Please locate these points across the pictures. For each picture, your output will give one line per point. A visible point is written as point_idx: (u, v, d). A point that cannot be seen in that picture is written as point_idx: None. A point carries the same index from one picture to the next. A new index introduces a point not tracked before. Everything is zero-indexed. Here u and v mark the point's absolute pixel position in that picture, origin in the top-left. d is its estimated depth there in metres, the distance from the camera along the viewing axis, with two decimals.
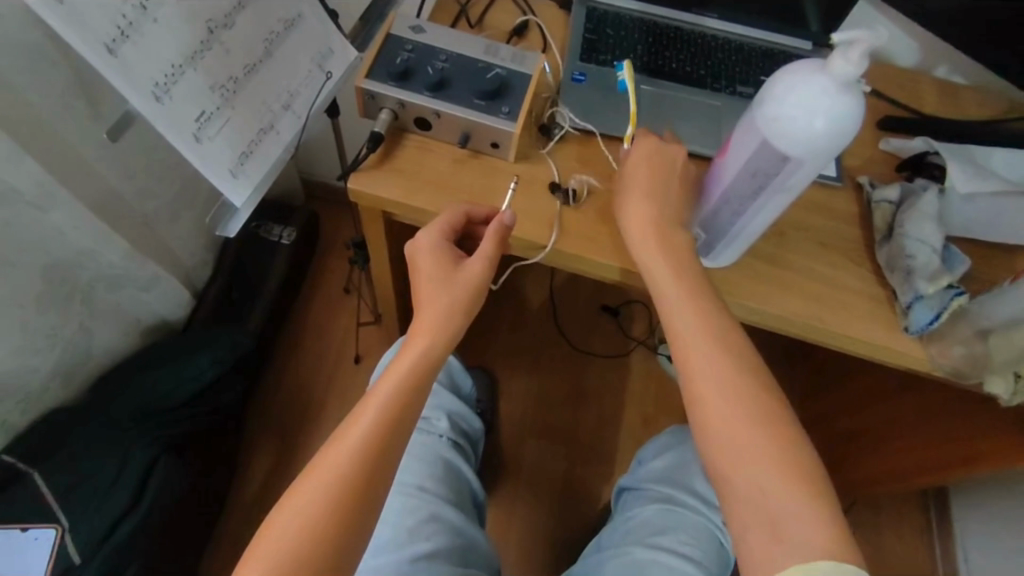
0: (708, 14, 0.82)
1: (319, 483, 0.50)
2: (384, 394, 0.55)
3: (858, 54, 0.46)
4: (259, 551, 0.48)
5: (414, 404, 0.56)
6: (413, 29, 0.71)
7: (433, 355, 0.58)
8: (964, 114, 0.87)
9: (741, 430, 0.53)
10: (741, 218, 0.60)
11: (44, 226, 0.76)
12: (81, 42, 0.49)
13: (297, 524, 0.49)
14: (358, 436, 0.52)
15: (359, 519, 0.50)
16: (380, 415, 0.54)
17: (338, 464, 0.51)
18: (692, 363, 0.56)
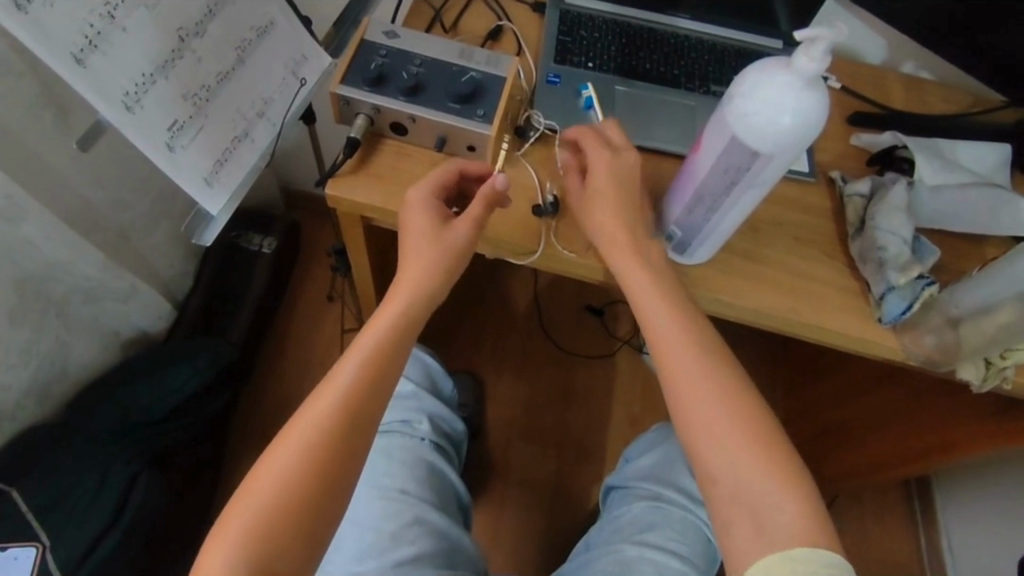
0: (680, 15, 0.84)
1: (291, 449, 0.50)
2: (359, 355, 0.54)
3: (819, 50, 0.47)
4: (229, 524, 0.47)
5: (391, 367, 0.55)
6: (386, 34, 0.71)
7: (411, 319, 0.57)
8: (932, 108, 0.89)
9: (699, 393, 0.55)
10: (715, 215, 0.61)
11: (15, 240, 0.75)
12: (47, 52, 0.48)
13: (267, 489, 0.48)
14: (331, 399, 0.52)
15: (333, 486, 0.50)
16: (355, 378, 0.53)
17: (310, 427, 0.51)
18: (659, 336, 0.58)
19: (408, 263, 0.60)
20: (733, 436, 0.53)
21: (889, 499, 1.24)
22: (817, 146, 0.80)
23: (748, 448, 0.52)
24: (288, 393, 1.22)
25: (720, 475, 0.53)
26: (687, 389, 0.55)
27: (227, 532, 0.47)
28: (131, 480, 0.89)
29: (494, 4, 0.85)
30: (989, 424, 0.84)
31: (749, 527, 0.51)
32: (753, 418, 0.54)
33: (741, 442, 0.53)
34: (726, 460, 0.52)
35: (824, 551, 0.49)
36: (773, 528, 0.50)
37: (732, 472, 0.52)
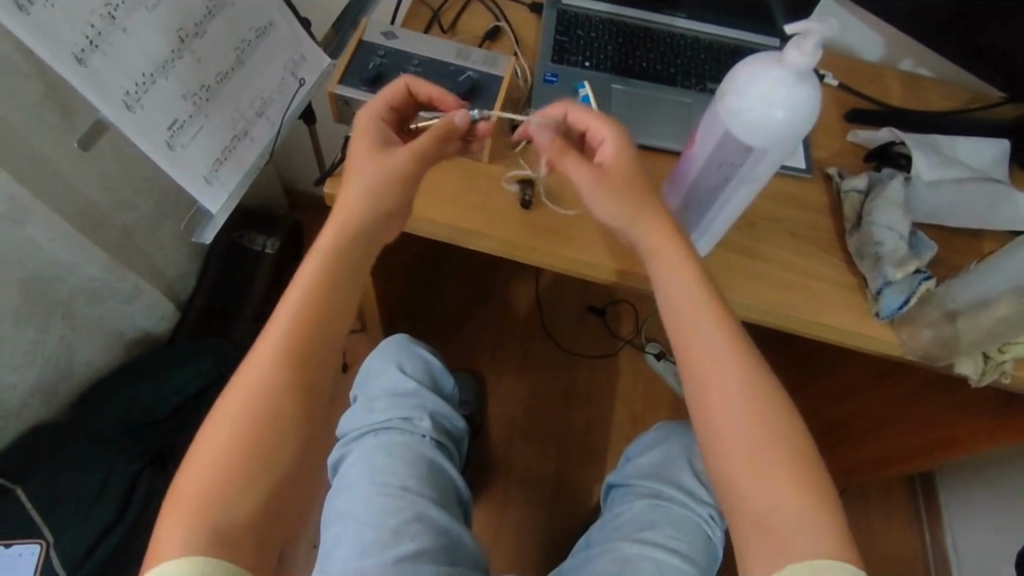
0: (676, 13, 0.84)
1: (236, 410, 0.48)
2: (290, 305, 0.52)
3: (811, 46, 0.48)
4: (176, 500, 0.46)
5: (331, 317, 0.52)
6: (385, 35, 0.72)
7: (350, 265, 0.54)
8: (930, 105, 0.89)
9: (729, 392, 0.52)
10: (727, 190, 0.58)
11: (20, 240, 0.76)
12: (49, 53, 0.49)
13: (210, 460, 0.47)
14: (263, 359, 0.50)
15: (282, 452, 0.48)
16: (286, 333, 0.50)
17: (247, 392, 0.49)
18: (677, 320, 0.55)
19: (342, 203, 0.55)
20: (762, 442, 0.51)
21: (894, 497, 1.24)
22: (814, 143, 0.80)
23: (773, 454, 0.51)
24: None
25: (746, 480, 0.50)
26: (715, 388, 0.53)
27: (175, 509, 0.45)
28: (135, 476, 0.91)
29: (491, 5, 0.85)
30: (994, 420, 0.84)
31: (768, 530, 0.49)
32: (780, 424, 0.52)
33: (769, 448, 0.51)
34: (750, 467, 0.51)
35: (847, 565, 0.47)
36: (795, 536, 0.48)
37: (754, 475, 0.50)
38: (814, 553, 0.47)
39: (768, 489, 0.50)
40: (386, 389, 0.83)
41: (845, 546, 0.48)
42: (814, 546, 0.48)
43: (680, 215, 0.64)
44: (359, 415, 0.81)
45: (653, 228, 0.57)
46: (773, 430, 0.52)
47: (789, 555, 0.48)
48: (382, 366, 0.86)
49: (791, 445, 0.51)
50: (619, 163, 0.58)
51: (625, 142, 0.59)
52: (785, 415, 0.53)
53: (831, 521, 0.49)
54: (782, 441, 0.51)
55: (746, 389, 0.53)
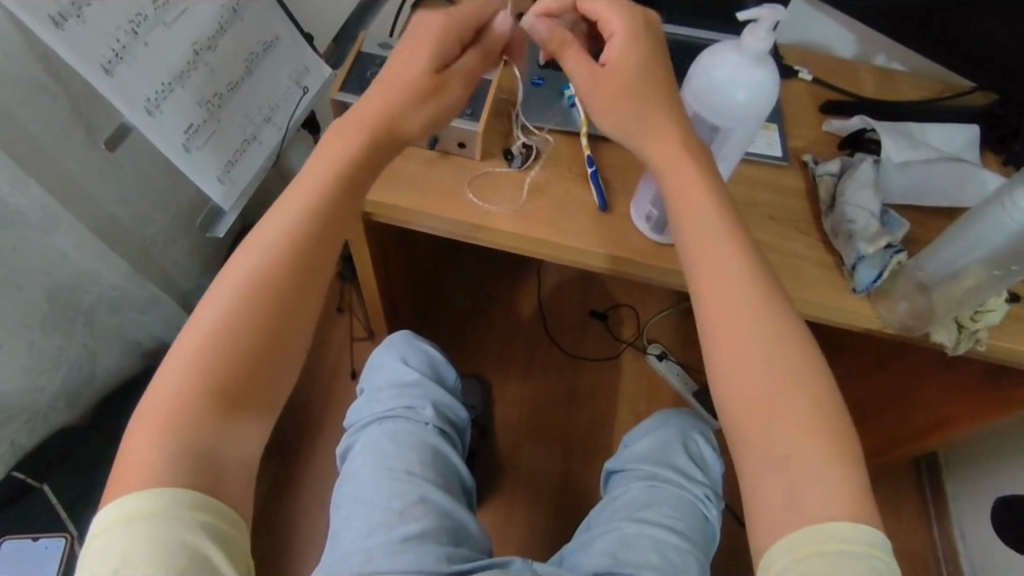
0: (656, 18, 0.89)
1: (216, 317, 0.49)
2: (283, 221, 0.53)
3: (763, 31, 0.53)
4: (139, 434, 0.45)
5: (305, 271, 0.52)
6: (381, 46, 0.77)
7: (329, 220, 0.54)
8: (903, 96, 0.93)
9: (751, 340, 0.51)
10: (715, 144, 0.60)
11: (48, 249, 0.81)
12: (80, 63, 0.54)
13: (173, 398, 0.46)
14: (232, 303, 0.49)
15: (249, 399, 0.49)
16: (256, 278, 0.50)
17: (212, 333, 0.48)
18: (697, 264, 0.54)
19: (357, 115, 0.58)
20: (782, 394, 0.49)
21: (901, 490, 1.24)
22: (790, 133, 0.85)
23: (791, 406, 0.49)
24: (302, 402, 1.25)
25: (760, 436, 0.49)
26: (733, 332, 0.51)
27: (138, 444, 0.44)
28: None
29: None
30: (990, 398, 0.85)
31: (781, 494, 0.47)
32: (800, 378, 0.50)
33: (789, 401, 0.49)
34: (759, 414, 0.49)
35: (864, 528, 0.45)
36: (811, 500, 0.46)
37: (767, 434, 0.49)
38: (827, 517, 0.45)
39: (782, 446, 0.48)
40: (391, 380, 0.87)
41: (863, 509, 0.46)
42: (832, 510, 0.46)
43: None
44: (366, 405, 0.85)
45: (680, 180, 0.56)
46: (795, 384, 0.50)
47: (805, 519, 0.46)
48: (387, 360, 0.90)
49: (815, 398, 0.49)
50: (629, 61, 0.57)
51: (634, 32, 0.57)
52: (813, 366, 0.50)
53: (847, 479, 0.47)
54: (807, 391, 0.49)
55: (767, 338, 0.51)
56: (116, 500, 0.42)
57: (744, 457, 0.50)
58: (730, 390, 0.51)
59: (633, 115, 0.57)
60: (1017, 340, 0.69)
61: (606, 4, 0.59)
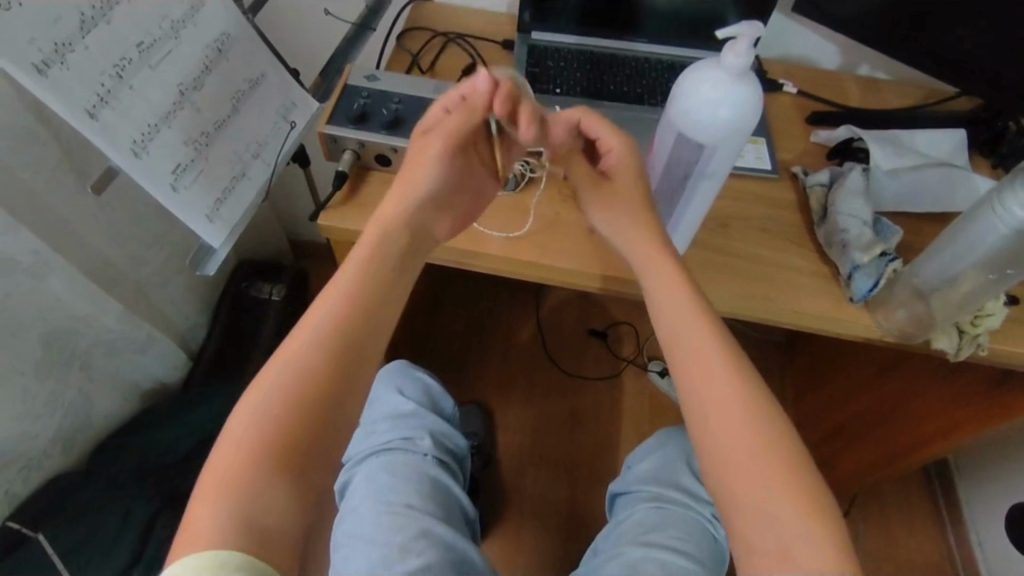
0: (639, 40, 0.91)
1: (285, 370, 0.46)
2: (349, 280, 0.52)
3: (742, 48, 0.53)
4: (205, 492, 0.41)
5: (368, 325, 0.51)
6: (368, 78, 0.78)
7: (389, 278, 0.54)
8: (889, 104, 0.94)
9: (728, 405, 0.52)
10: (699, 170, 0.61)
11: (42, 294, 0.81)
12: (64, 107, 0.54)
13: (244, 443, 0.43)
14: (300, 359, 0.47)
15: (320, 456, 0.45)
16: (322, 333, 0.48)
17: (282, 389, 0.45)
18: (669, 336, 0.57)
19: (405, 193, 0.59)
20: (758, 451, 0.50)
21: (912, 498, 1.23)
22: (779, 146, 0.85)
23: (770, 464, 0.49)
24: None
25: (745, 493, 0.49)
26: (708, 386, 0.53)
27: (205, 496, 0.41)
28: (149, 524, 0.94)
29: (466, 46, 0.93)
30: (994, 400, 0.83)
31: (781, 550, 0.46)
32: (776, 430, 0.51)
33: (764, 451, 0.50)
34: (737, 465, 0.50)
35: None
36: (798, 550, 0.46)
37: (748, 489, 0.49)
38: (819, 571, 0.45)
39: (766, 500, 0.48)
40: (388, 412, 0.86)
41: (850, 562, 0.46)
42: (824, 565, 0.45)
43: (664, 176, 0.64)
44: (363, 438, 0.83)
45: (655, 268, 0.60)
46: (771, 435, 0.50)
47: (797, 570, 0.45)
48: (384, 392, 0.89)
49: (796, 457, 0.50)
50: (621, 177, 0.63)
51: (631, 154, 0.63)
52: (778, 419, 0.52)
53: (832, 531, 0.47)
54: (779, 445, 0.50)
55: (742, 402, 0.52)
56: (180, 561, 0.38)
57: (748, 517, 0.48)
58: (711, 447, 0.51)
59: (613, 204, 0.63)
60: (1017, 344, 0.69)
61: (608, 125, 0.63)
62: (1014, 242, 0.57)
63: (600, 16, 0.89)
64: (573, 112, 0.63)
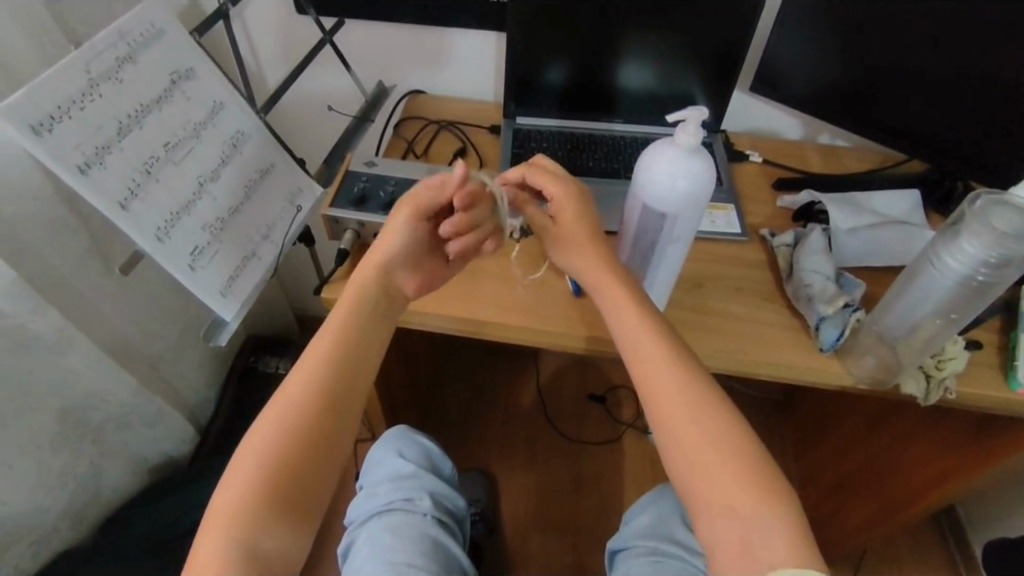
0: (615, 121, 1.00)
1: (275, 425, 0.53)
2: (331, 337, 0.59)
3: (693, 127, 0.61)
4: (208, 532, 0.49)
5: (356, 371, 0.59)
6: (367, 164, 0.87)
7: (373, 330, 0.62)
8: (850, 170, 1.01)
9: (694, 426, 0.56)
10: (665, 234, 0.67)
11: (63, 370, 0.86)
12: (99, 202, 0.61)
13: (241, 491, 0.50)
14: (300, 400, 0.55)
15: (312, 484, 0.53)
16: (309, 380, 0.56)
17: (283, 427, 0.53)
18: (639, 366, 0.61)
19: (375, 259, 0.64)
20: (726, 463, 0.54)
21: (924, 555, 1.21)
22: (747, 211, 0.92)
23: (736, 474, 0.54)
24: None
25: (717, 505, 0.53)
26: (671, 410, 0.57)
27: (211, 532, 0.49)
28: None
29: (458, 133, 1.02)
30: (972, 449, 0.85)
31: (735, 546, 0.51)
32: (736, 448, 0.55)
33: (723, 471, 0.54)
34: (701, 484, 0.54)
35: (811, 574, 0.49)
36: (758, 555, 0.50)
37: (718, 498, 0.53)
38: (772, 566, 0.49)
39: (727, 508, 0.53)
40: (388, 474, 0.89)
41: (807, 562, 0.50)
42: (779, 557, 0.50)
43: (635, 242, 0.70)
44: (365, 500, 0.86)
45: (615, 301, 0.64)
46: (730, 453, 0.55)
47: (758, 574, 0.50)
48: (385, 454, 0.92)
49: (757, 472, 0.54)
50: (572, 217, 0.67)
51: (576, 199, 0.67)
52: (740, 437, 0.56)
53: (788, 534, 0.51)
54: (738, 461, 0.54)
55: (697, 425, 0.56)
56: None
57: (702, 524, 0.54)
58: (681, 470, 0.55)
59: (573, 256, 0.67)
60: (982, 388, 0.72)
61: (549, 175, 0.67)
62: (964, 292, 0.63)
63: (580, 103, 0.99)
64: (514, 171, 0.67)
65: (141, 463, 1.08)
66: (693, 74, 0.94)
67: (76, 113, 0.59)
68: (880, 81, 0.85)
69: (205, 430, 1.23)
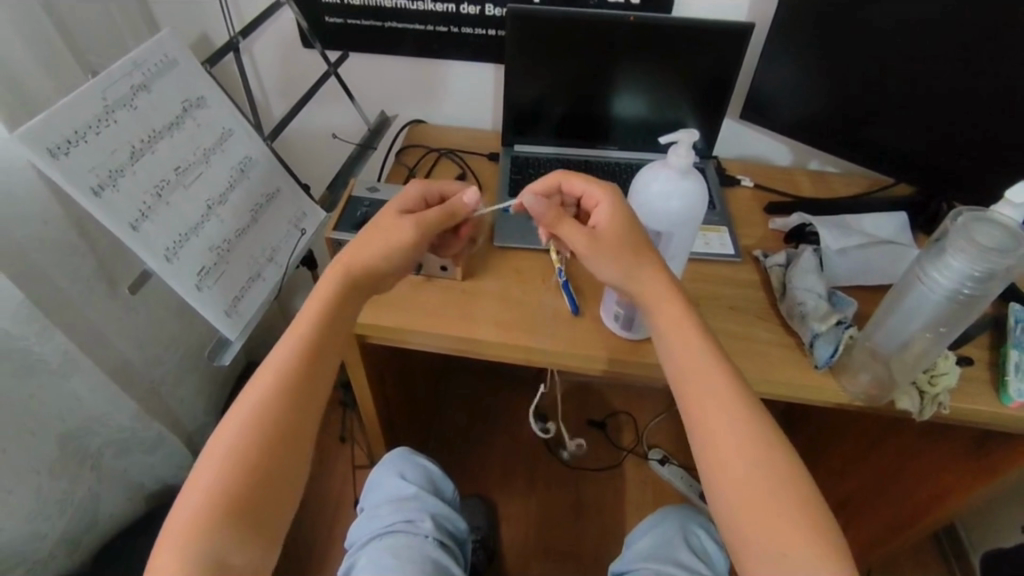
0: (610, 147, 1.04)
1: (237, 429, 0.53)
2: (294, 344, 0.57)
3: (684, 149, 0.63)
4: (166, 542, 0.48)
5: (308, 386, 0.56)
6: (369, 189, 0.89)
7: (331, 347, 0.59)
8: (839, 194, 1.04)
9: (739, 450, 0.54)
10: (662, 252, 0.69)
11: (66, 394, 0.86)
12: (111, 223, 0.63)
13: (205, 496, 0.49)
14: (251, 415, 0.53)
15: (278, 493, 0.52)
16: (274, 385, 0.55)
17: (234, 441, 0.52)
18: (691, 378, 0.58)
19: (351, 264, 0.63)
20: (771, 491, 0.52)
21: None
22: (741, 234, 0.94)
23: (777, 500, 0.52)
24: (303, 537, 1.25)
25: (755, 533, 0.51)
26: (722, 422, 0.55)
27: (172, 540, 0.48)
28: None
29: (457, 159, 1.05)
30: (972, 467, 0.86)
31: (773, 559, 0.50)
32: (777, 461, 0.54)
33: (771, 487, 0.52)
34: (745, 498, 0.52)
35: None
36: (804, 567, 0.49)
37: (757, 525, 0.51)
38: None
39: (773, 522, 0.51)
40: (389, 496, 0.89)
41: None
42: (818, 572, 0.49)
43: None
44: (366, 523, 0.85)
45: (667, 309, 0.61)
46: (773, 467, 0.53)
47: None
48: (385, 476, 0.92)
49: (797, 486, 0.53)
50: (613, 224, 0.64)
51: (620, 207, 0.65)
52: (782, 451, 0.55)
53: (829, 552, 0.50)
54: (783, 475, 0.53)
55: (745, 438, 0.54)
56: None
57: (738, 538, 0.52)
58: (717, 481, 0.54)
59: (609, 261, 0.62)
60: (976, 402, 0.73)
61: (588, 184, 0.66)
62: (951, 306, 0.64)
63: (576, 130, 1.02)
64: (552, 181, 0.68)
65: (138, 490, 1.08)
66: (686, 103, 0.97)
67: (91, 137, 0.61)
68: (866, 110, 0.89)
69: (203, 457, 1.23)
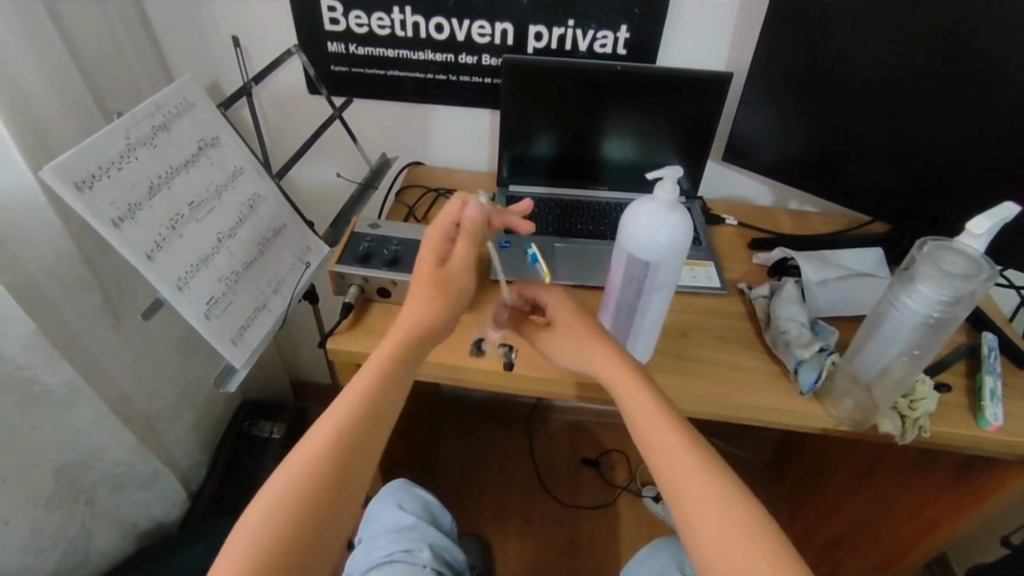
0: (600, 187, 1.09)
1: (288, 485, 0.51)
2: (349, 402, 0.56)
3: (670, 184, 0.68)
4: None
5: (364, 443, 0.54)
6: (372, 226, 0.93)
7: (387, 407, 0.58)
8: (817, 231, 1.09)
9: (704, 490, 0.52)
10: (646, 287, 0.73)
11: (68, 427, 0.88)
12: (129, 252, 0.66)
13: (248, 551, 0.47)
14: (291, 487, 0.50)
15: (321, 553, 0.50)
16: (329, 440, 0.53)
17: (286, 495, 0.50)
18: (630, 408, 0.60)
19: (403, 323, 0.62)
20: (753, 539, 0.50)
21: None
22: (725, 268, 0.99)
23: (757, 545, 0.49)
24: None
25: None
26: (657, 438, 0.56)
27: None
28: None
29: None
30: (954, 494, 0.88)
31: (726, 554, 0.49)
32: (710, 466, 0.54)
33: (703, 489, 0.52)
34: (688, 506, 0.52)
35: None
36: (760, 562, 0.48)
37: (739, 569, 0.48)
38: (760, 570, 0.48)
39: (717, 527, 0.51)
40: (388, 526, 0.89)
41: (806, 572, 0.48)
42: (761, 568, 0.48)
43: (621, 292, 0.75)
44: (364, 554, 0.86)
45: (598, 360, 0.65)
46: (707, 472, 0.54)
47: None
48: (384, 508, 0.93)
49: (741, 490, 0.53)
50: (567, 323, 0.69)
51: (569, 308, 0.70)
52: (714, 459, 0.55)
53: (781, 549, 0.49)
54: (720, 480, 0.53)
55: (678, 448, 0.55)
56: None
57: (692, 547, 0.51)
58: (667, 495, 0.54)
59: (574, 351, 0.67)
60: (955, 426, 0.76)
61: (538, 290, 0.72)
62: (925, 329, 0.67)
63: (568, 171, 1.08)
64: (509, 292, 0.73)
65: (130, 527, 1.07)
66: (672, 147, 1.03)
67: (113, 172, 0.65)
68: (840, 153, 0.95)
69: (197, 494, 1.22)
